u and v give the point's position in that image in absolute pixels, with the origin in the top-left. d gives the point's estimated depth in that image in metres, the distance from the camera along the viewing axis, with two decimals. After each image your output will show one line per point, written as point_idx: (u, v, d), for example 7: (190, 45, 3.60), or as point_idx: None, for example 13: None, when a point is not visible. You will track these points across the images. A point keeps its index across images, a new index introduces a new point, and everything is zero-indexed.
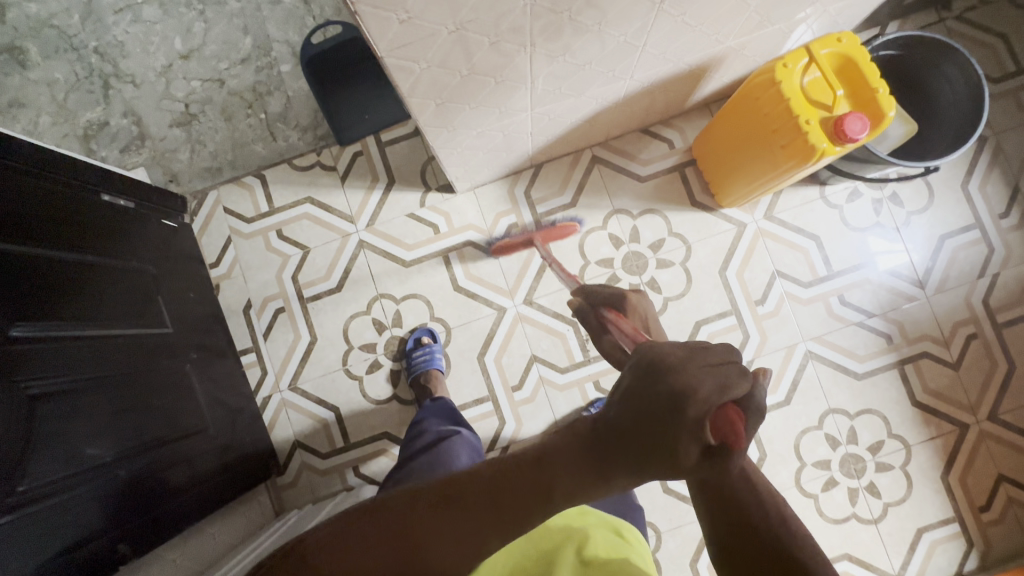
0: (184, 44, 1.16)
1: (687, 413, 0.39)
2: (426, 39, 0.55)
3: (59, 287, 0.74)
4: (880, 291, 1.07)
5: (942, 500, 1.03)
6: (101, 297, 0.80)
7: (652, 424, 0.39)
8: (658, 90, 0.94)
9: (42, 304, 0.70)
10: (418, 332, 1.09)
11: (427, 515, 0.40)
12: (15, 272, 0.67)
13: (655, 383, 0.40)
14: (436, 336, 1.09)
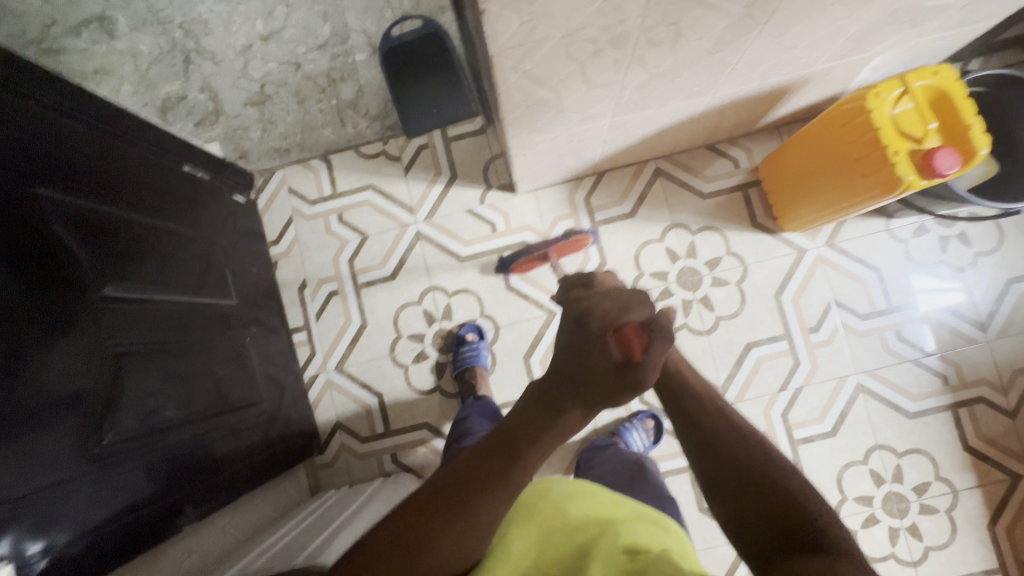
0: (264, 26, 1.19)
1: (590, 329, 0.42)
2: (539, 41, 0.56)
3: (143, 251, 0.76)
4: (939, 330, 1.05)
5: (987, 550, 1.00)
6: (176, 264, 0.83)
7: (573, 359, 0.43)
8: (735, 108, 0.94)
9: (129, 266, 0.73)
10: (466, 328, 1.10)
11: (408, 539, 0.44)
12: (106, 234, 0.70)
13: (564, 320, 0.45)
14: (483, 332, 1.10)
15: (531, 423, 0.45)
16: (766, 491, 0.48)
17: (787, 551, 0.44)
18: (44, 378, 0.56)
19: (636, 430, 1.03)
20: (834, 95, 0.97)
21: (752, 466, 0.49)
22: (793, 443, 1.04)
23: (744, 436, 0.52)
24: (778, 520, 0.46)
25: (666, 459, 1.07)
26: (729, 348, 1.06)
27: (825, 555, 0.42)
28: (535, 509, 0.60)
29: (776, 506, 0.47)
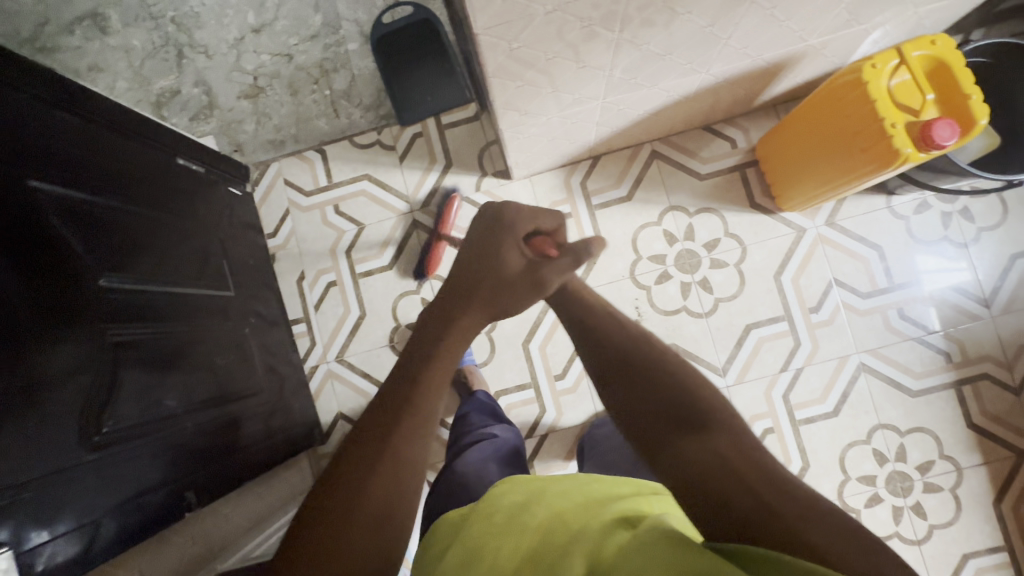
0: (256, 18, 1.19)
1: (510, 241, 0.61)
2: (524, 19, 0.55)
3: (142, 244, 0.77)
4: (942, 307, 1.04)
5: (992, 527, 1.00)
6: (173, 256, 0.84)
7: (484, 264, 0.59)
8: (730, 86, 0.93)
9: (128, 258, 0.74)
10: None
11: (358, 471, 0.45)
12: (104, 227, 0.71)
13: (487, 241, 0.62)
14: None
15: (446, 327, 0.55)
16: (655, 382, 0.52)
17: (674, 433, 0.48)
18: (42, 367, 0.57)
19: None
20: (831, 70, 0.95)
21: (638, 358, 0.54)
22: (795, 424, 1.03)
23: (635, 334, 0.56)
24: (666, 406, 0.50)
25: None
26: (729, 331, 1.05)
27: (710, 436, 0.46)
28: (525, 509, 0.54)
29: (668, 396, 0.50)
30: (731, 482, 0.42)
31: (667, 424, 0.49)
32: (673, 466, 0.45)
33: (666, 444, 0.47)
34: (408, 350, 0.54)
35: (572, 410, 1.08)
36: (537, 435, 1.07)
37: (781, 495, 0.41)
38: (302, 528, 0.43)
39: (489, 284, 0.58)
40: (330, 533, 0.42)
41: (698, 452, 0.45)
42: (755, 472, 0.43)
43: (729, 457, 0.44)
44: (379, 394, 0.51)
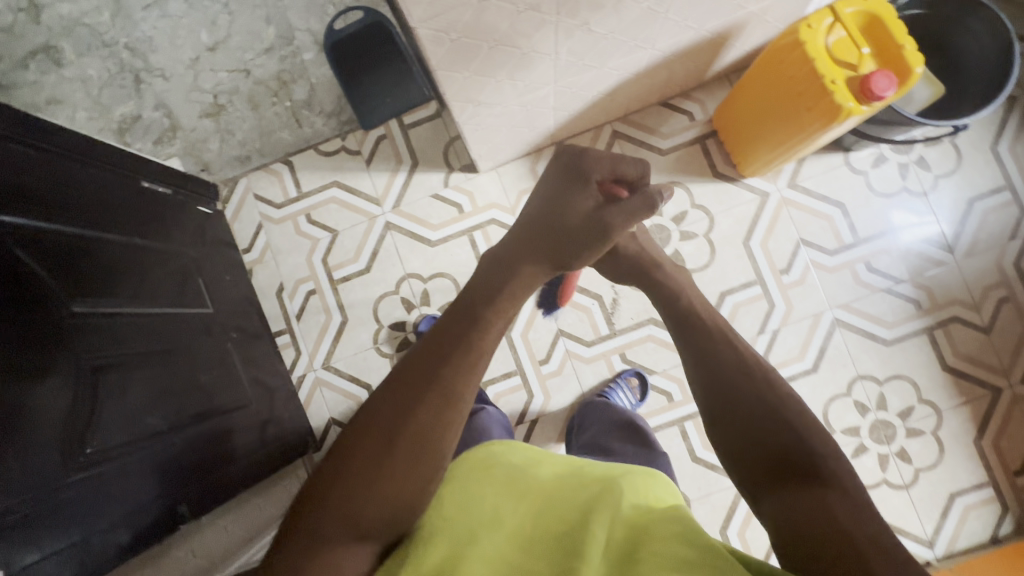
0: (210, 36, 1.19)
1: (582, 174, 0.67)
2: (457, 9, 0.57)
3: (114, 268, 0.77)
4: (908, 257, 1.06)
5: (976, 464, 1.02)
6: (149, 278, 0.84)
7: (557, 203, 0.67)
8: (679, 60, 0.95)
9: (99, 283, 0.74)
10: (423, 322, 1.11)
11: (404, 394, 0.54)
12: (73, 255, 0.71)
13: (560, 174, 0.68)
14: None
15: (520, 257, 0.64)
16: (768, 426, 0.53)
17: (780, 481, 0.51)
18: (21, 397, 0.58)
19: (621, 389, 1.05)
20: (775, 35, 0.97)
21: (754, 394, 0.55)
22: None
23: (745, 362, 0.57)
24: (777, 452, 0.52)
25: (655, 416, 1.08)
26: (704, 300, 1.07)
27: (824, 491, 0.49)
28: (521, 474, 0.59)
29: (778, 443, 0.52)
30: (836, 539, 0.45)
31: (777, 471, 0.51)
32: (779, 511, 0.49)
33: (776, 491, 0.50)
34: (482, 275, 0.62)
35: (559, 393, 1.09)
36: (527, 421, 1.09)
37: (887, 559, 0.43)
38: (359, 435, 0.53)
39: (563, 224, 0.66)
40: (382, 442, 0.52)
41: (812, 505, 0.48)
42: (866, 534, 0.45)
43: (841, 515, 0.47)
44: (447, 315, 0.59)
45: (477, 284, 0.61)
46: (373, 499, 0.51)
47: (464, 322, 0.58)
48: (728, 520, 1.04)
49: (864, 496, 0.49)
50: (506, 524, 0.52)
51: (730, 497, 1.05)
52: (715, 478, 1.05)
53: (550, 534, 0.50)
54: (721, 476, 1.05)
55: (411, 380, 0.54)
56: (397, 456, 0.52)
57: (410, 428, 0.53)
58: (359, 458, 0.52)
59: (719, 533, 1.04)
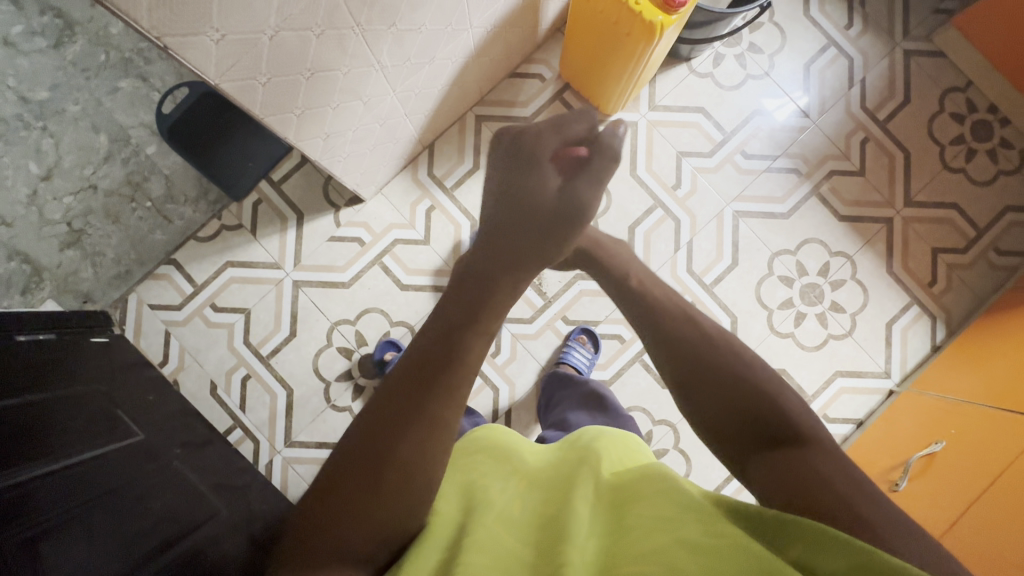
0: (40, 165, 1.10)
1: (534, 152, 0.72)
2: (253, 52, 0.56)
3: (26, 427, 0.70)
4: (774, 133, 1.14)
5: (897, 290, 1.12)
6: (67, 424, 0.77)
7: (529, 189, 0.69)
8: (506, 29, 0.97)
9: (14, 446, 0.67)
10: (382, 348, 1.09)
11: (397, 406, 0.49)
12: None
13: (521, 155, 0.73)
14: (399, 344, 1.10)
15: (498, 261, 0.61)
16: (743, 394, 0.54)
17: (761, 446, 0.51)
18: None
19: (574, 349, 1.07)
20: None
21: (721, 356, 0.57)
22: (709, 289, 1.11)
23: (710, 335, 0.59)
24: (753, 417, 0.53)
25: (615, 361, 1.11)
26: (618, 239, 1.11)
27: (805, 451, 0.49)
28: (504, 457, 0.58)
29: (756, 410, 0.53)
30: (831, 495, 0.45)
31: (753, 438, 0.52)
32: (766, 474, 0.49)
33: (759, 457, 0.51)
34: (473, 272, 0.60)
35: (521, 377, 1.10)
36: (502, 415, 1.09)
37: (877, 509, 0.44)
38: (353, 450, 0.48)
39: (538, 208, 0.67)
40: (379, 454, 0.47)
41: (791, 464, 0.48)
42: (856, 490, 0.46)
43: (829, 474, 0.47)
44: (446, 310, 0.56)
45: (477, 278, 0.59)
46: (376, 514, 0.45)
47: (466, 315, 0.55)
48: None
49: (839, 453, 0.50)
50: (495, 505, 0.50)
51: None
52: None
53: (536, 520, 0.49)
54: None
55: (409, 388, 0.50)
56: (394, 461, 0.47)
57: (405, 437, 0.48)
58: (355, 475, 0.47)
59: None
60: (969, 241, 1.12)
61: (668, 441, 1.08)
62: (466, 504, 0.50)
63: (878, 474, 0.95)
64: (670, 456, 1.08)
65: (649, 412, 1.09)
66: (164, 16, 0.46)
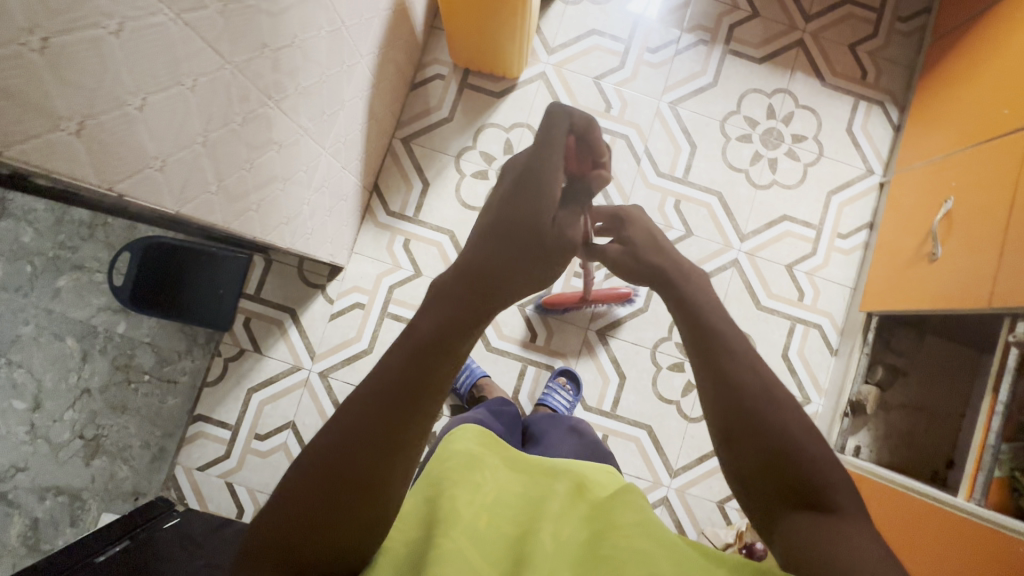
0: (26, 398, 0.95)
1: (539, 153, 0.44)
2: (194, 165, 0.56)
3: None
4: (665, 20, 1.17)
5: (839, 97, 1.17)
6: None
7: (518, 208, 0.45)
8: (391, 44, 0.98)
9: None
10: None
11: (340, 463, 0.38)
12: None
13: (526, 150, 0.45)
14: None
15: (489, 267, 0.44)
16: (786, 436, 0.42)
17: (791, 501, 0.41)
18: None
19: (554, 392, 1.06)
20: None
21: (769, 397, 0.43)
22: (685, 181, 1.14)
23: (759, 374, 0.45)
24: (792, 473, 0.41)
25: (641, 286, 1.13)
26: None
27: (842, 521, 0.39)
28: (476, 467, 0.54)
29: (793, 471, 0.41)
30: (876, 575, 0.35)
31: (787, 499, 0.41)
32: (795, 548, 0.38)
33: (792, 526, 0.40)
34: (446, 288, 0.44)
35: (566, 344, 1.12)
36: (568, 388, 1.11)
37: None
38: (306, 474, 0.39)
39: (521, 227, 0.44)
40: (330, 497, 0.38)
41: (830, 543, 0.37)
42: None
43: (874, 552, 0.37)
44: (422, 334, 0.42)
45: (454, 292, 0.43)
46: (321, 537, 0.38)
47: (443, 352, 0.41)
48: (757, 300, 1.13)
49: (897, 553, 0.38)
50: (462, 515, 0.46)
51: (739, 279, 1.13)
52: (716, 279, 1.13)
53: (505, 540, 0.46)
54: (718, 273, 1.13)
55: (364, 437, 0.39)
56: (353, 501, 0.38)
57: (361, 472, 0.38)
58: (315, 495, 0.38)
59: (760, 310, 1.13)
60: (875, 23, 1.18)
61: None
62: (431, 515, 0.46)
63: (913, 257, 0.98)
64: None
65: None
66: (107, 163, 0.45)
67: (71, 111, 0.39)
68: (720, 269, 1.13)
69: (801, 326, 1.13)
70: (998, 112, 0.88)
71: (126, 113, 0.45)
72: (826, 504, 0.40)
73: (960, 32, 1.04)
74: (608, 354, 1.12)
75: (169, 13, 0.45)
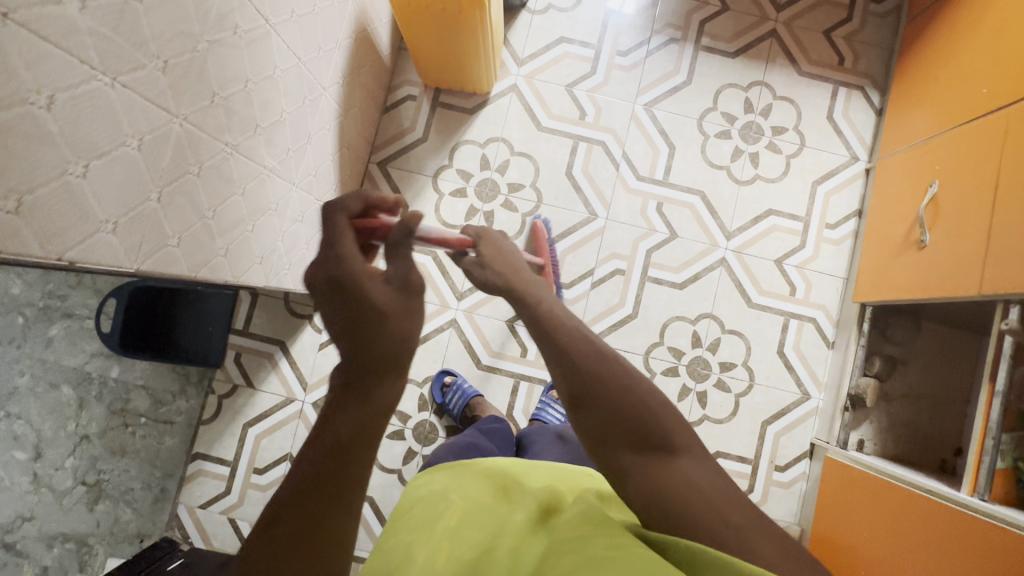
0: (26, 448, 0.97)
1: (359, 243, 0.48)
2: (150, 221, 0.56)
3: None
4: (634, 21, 1.16)
5: (818, 85, 1.15)
6: None
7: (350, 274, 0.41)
8: (356, 71, 0.97)
9: None
10: (435, 381, 1.09)
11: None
12: None
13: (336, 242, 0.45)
14: (451, 369, 1.10)
15: (377, 346, 0.41)
16: (621, 401, 0.47)
17: (637, 452, 0.46)
18: None
19: (548, 406, 1.05)
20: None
21: (611, 373, 0.48)
22: (665, 182, 1.13)
23: (598, 347, 0.50)
24: (634, 425, 0.46)
25: (629, 293, 1.11)
26: (562, 189, 1.12)
27: (676, 460, 0.45)
28: (441, 498, 0.52)
29: (638, 427, 0.46)
30: (694, 498, 0.43)
31: (636, 451, 0.46)
32: (649, 492, 0.44)
33: (639, 471, 0.45)
34: (337, 378, 0.42)
35: None
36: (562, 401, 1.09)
37: (739, 509, 0.43)
38: None
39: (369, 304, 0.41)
40: None
41: (671, 480, 0.44)
42: (727, 496, 0.44)
43: (698, 482, 0.44)
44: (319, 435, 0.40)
45: (347, 375, 0.42)
46: None
47: (361, 440, 0.40)
48: (748, 298, 1.11)
49: (714, 470, 0.47)
50: (419, 556, 0.44)
51: (728, 278, 1.11)
52: (705, 280, 1.11)
53: (465, 563, 0.44)
54: (706, 274, 1.11)
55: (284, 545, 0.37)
56: None
57: None
58: None
59: (751, 307, 1.11)
60: (849, 7, 1.16)
61: (715, 331, 1.10)
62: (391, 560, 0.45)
63: (902, 243, 0.96)
64: (726, 340, 1.11)
65: (685, 316, 1.11)
66: (52, 234, 0.44)
67: (7, 191, 0.39)
68: (708, 269, 1.12)
69: (795, 321, 1.11)
70: (977, 91, 0.86)
71: (68, 182, 0.44)
72: (661, 451, 0.46)
73: (932, 11, 1.02)
74: None
75: (104, 78, 0.45)
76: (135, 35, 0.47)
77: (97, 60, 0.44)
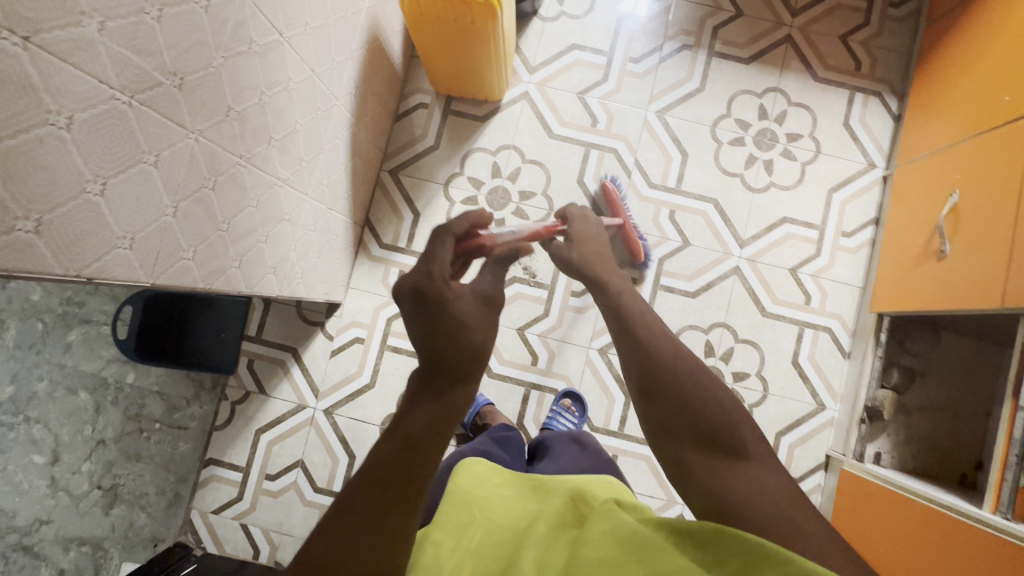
0: (44, 451, 1.04)
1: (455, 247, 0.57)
2: (165, 235, 0.56)
3: None
4: (647, 28, 1.15)
5: (834, 90, 1.13)
6: None
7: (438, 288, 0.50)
8: (369, 80, 0.98)
9: None
10: None
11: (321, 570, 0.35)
12: None
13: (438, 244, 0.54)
14: None
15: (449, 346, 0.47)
16: (693, 398, 0.48)
17: (705, 450, 0.46)
18: None
19: (558, 415, 1.04)
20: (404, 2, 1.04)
21: (685, 371, 0.50)
22: (678, 190, 1.12)
23: (679, 349, 0.52)
24: (705, 422, 0.47)
25: None
26: (573, 196, 1.12)
27: (748, 465, 0.45)
28: (464, 506, 0.52)
29: (707, 424, 0.47)
30: (764, 506, 0.42)
31: (702, 446, 0.46)
32: (708, 485, 0.44)
33: (702, 466, 0.45)
34: (416, 377, 0.47)
35: (569, 366, 1.11)
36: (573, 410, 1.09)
37: (811, 519, 0.42)
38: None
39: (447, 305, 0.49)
40: None
41: (735, 478, 0.44)
42: (797, 503, 0.43)
43: (765, 487, 0.43)
44: (393, 430, 0.42)
45: (425, 376, 0.46)
46: None
47: (431, 436, 0.42)
48: (762, 307, 1.10)
49: (785, 478, 0.45)
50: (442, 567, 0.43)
51: (741, 287, 1.10)
52: (719, 289, 1.10)
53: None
54: (720, 282, 1.10)
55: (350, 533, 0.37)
56: None
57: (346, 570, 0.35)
58: None
59: (765, 316, 1.10)
60: (866, 12, 1.14)
61: (728, 340, 1.09)
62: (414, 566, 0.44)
63: (921, 253, 0.94)
64: (740, 350, 1.09)
65: (697, 326, 1.09)
66: (71, 251, 0.45)
67: (27, 210, 0.40)
68: (721, 277, 1.10)
69: (811, 330, 1.10)
70: (1000, 98, 0.84)
71: (86, 200, 0.45)
72: (730, 451, 0.46)
73: (953, 16, 1.00)
74: (612, 372, 1.10)
75: (123, 97, 0.45)
76: (151, 53, 0.47)
77: (115, 79, 0.44)
